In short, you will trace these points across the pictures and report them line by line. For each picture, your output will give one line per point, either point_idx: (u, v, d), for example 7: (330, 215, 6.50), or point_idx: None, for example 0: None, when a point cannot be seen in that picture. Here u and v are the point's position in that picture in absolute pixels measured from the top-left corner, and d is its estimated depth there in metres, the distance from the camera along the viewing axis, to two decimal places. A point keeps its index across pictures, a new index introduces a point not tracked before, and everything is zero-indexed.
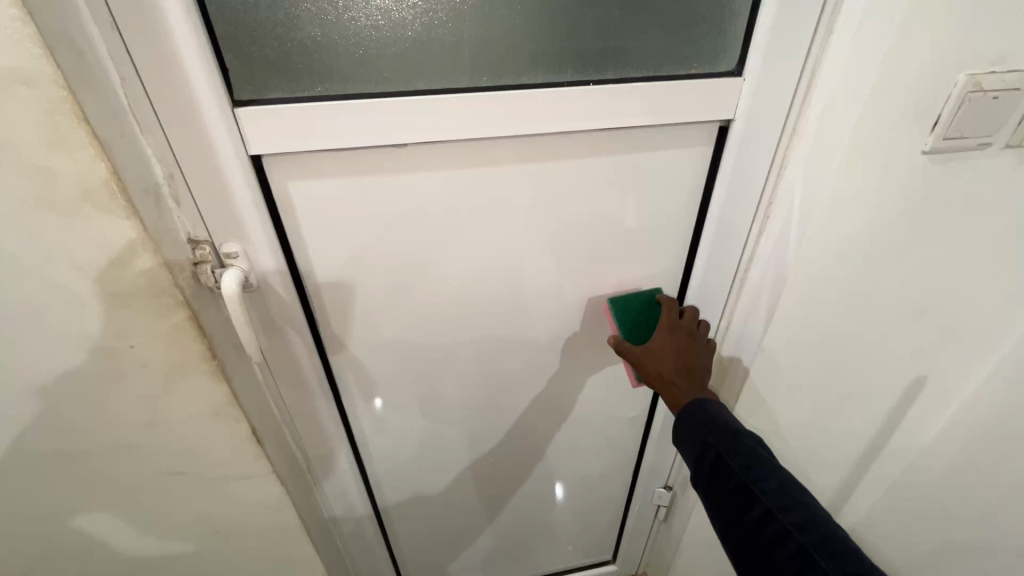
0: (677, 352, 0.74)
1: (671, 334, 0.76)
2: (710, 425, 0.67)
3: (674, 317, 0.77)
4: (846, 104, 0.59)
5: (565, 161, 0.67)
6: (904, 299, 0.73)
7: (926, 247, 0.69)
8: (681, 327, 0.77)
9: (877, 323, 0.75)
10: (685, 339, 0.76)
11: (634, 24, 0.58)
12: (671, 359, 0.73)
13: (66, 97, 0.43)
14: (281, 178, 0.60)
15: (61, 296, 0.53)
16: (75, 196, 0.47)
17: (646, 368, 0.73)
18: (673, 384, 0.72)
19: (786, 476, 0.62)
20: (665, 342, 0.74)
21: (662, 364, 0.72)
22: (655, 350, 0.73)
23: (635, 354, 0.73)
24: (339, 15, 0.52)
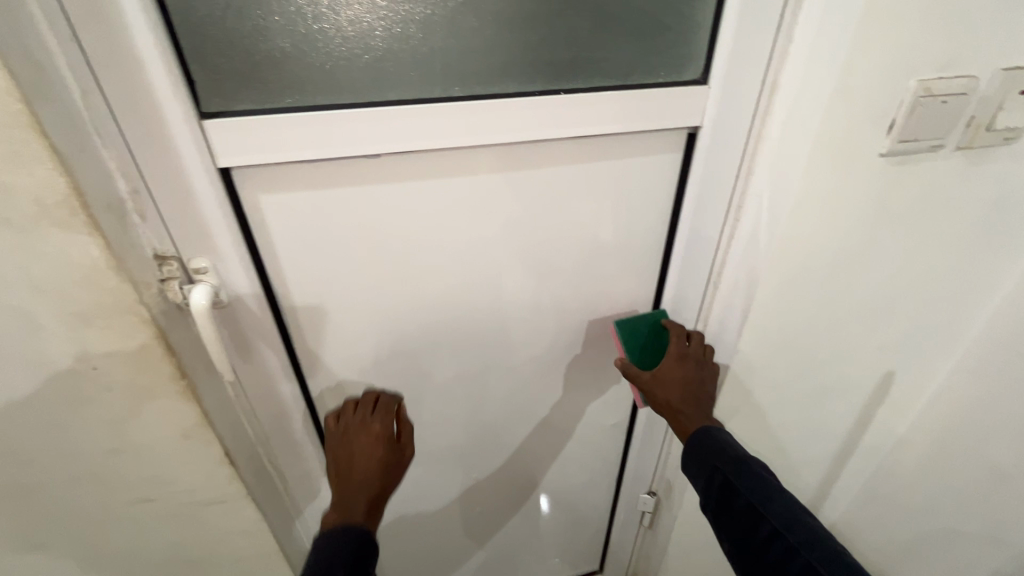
0: (687, 382, 0.75)
1: (679, 361, 0.76)
2: (715, 448, 0.68)
3: (681, 343, 0.78)
4: (808, 107, 0.60)
5: (540, 170, 0.67)
6: (870, 296, 0.76)
7: (889, 247, 0.72)
8: (690, 355, 0.77)
9: (846, 321, 0.78)
10: (693, 368, 0.76)
11: (602, 35, 0.59)
12: (679, 386, 0.74)
13: (23, 111, 0.42)
14: (252, 192, 0.58)
15: (19, 318, 0.51)
16: (32, 212, 0.46)
17: (654, 395, 0.75)
18: (681, 412, 0.73)
19: (791, 498, 0.62)
20: (673, 369, 0.76)
21: (669, 391, 0.74)
22: (663, 377, 0.75)
23: (644, 378, 0.75)
24: (309, 26, 0.52)
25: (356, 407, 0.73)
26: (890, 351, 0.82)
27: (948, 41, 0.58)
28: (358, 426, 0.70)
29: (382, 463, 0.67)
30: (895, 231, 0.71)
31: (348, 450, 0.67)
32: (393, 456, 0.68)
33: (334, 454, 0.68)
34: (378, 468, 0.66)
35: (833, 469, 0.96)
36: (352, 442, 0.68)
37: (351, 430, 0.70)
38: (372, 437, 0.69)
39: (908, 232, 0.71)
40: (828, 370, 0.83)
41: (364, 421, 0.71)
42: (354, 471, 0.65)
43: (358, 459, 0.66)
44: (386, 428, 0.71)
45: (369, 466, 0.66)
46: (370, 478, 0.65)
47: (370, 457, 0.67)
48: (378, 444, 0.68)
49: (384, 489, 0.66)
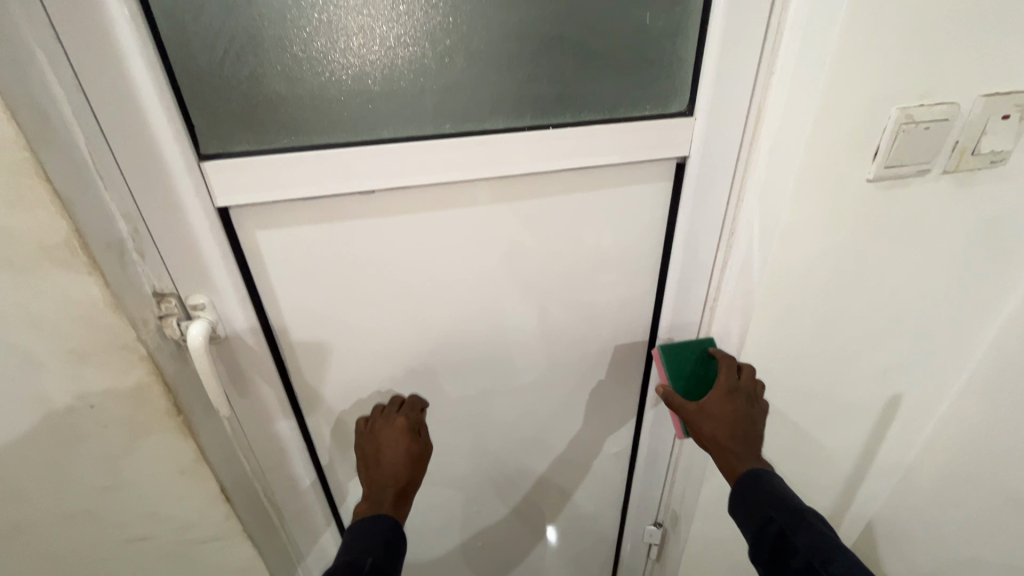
0: (736, 419, 0.70)
1: (728, 396, 0.72)
2: (771, 498, 0.66)
3: (732, 376, 0.73)
4: (792, 139, 0.61)
5: (533, 201, 0.68)
6: (871, 318, 0.76)
7: (886, 269, 0.72)
8: (741, 390, 0.72)
9: (847, 344, 0.78)
10: (743, 404, 0.71)
11: (588, 70, 0.61)
12: (727, 423, 0.70)
13: (27, 157, 0.43)
14: (249, 229, 0.60)
15: (19, 356, 0.52)
16: (34, 254, 0.47)
17: (700, 429, 0.72)
18: (729, 451, 0.70)
19: (857, 564, 0.59)
20: (723, 404, 0.71)
21: (717, 428, 0.71)
22: (711, 411, 0.71)
23: (689, 410, 0.72)
24: (304, 72, 0.54)
25: (382, 406, 0.76)
26: (894, 373, 0.82)
27: (928, 68, 0.59)
28: (382, 421, 0.73)
29: (408, 454, 0.69)
30: (891, 254, 0.71)
31: (375, 442, 0.71)
32: (417, 448, 0.70)
33: (362, 448, 0.71)
34: (404, 459, 0.69)
35: (844, 495, 0.94)
36: (377, 436, 0.71)
37: (376, 424, 0.72)
38: (396, 430, 0.71)
39: (903, 254, 0.71)
40: (833, 394, 0.82)
41: (387, 416, 0.73)
42: (381, 464, 0.68)
43: (385, 449, 0.70)
44: (409, 421, 0.73)
45: (395, 457, 0.69)
46: (397, 470, 0.68)
47: (395, 449, 0.69)
48: (402, 437, 0.70)
49: (411, 480, 0.69)
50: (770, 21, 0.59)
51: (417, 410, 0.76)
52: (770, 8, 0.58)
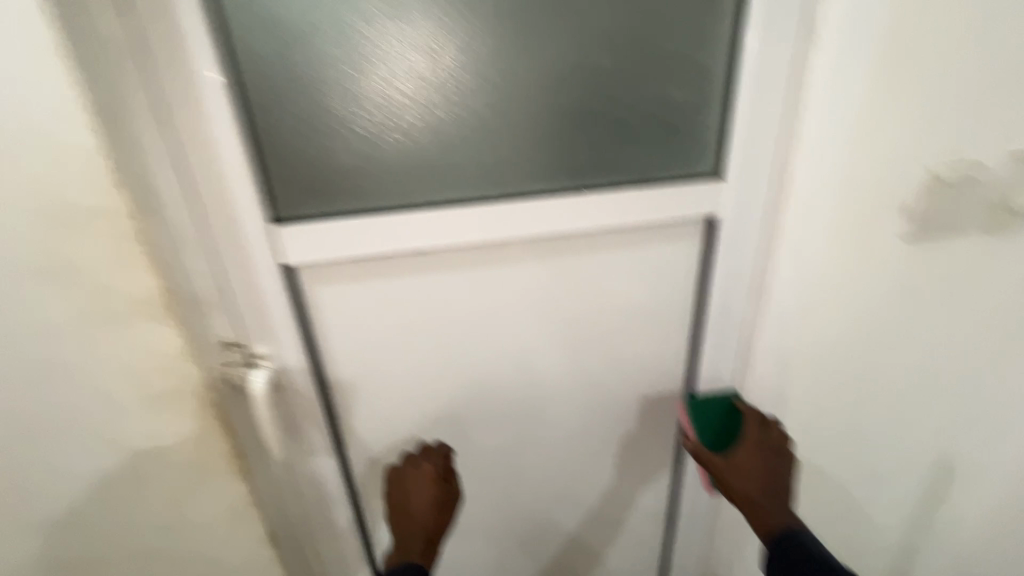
0: (766, 475, 0.70)
1: (755, 450, 0.72)
2: (808, 557, 0.62)
3: (759, 430, 0.73)
4: (822, 198, 0.68)
5: (570, 257, 0.72)
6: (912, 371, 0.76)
7: None
8: (768, 444, 0.73)
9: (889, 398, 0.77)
10: (771, 460, 0.72)
11: (622, 139, 0.65)
12: (756, 478, 0.70)
13: (132, 226, 0.52)
14: (311, 283, 0.65)
15: (105, 400, 0.57)
16: (130, 308, 0.55)
17: (731, 484, 0.71)
18: (761, 506, 0.68)
19: None
20: (750, 458, 0.71)
21: (747, 482, 0.70)
22: (740, 465, 0.71)
23: (718, 464, 0.72)
24: (366, 147, 0.60)
25: (411, 454, 0.76)
26: None
27: None
28: (410, 467, 0.74)
29: (434, 502, 0.70)
30: None
31: (403, 489, 0.72)
32: (444, 496, 0.71)
33: (391, 495, 0.72)
34: (431, 507, 0.70)
35: None
36: (405, 483, 0.72)
37: (404, 471, 0.74)
38: (423, 478, 0.72)
39: None
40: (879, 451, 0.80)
41: (415, 463, 0.74)
42: (410, 512, 0.70)
43: (414, 497, 0.71)
44: (437, 469, 0.74)
45: (422, 505, 0.70)
46: (425, 518, 0.69)
47: (422, 497, 0.71)
48: (430, 485, 0.72)
49: (439, 527, 0.70)
50: (793, 98, 0.63)
51: (444, 457, 0.75)
52: (786, 85, 0.62)
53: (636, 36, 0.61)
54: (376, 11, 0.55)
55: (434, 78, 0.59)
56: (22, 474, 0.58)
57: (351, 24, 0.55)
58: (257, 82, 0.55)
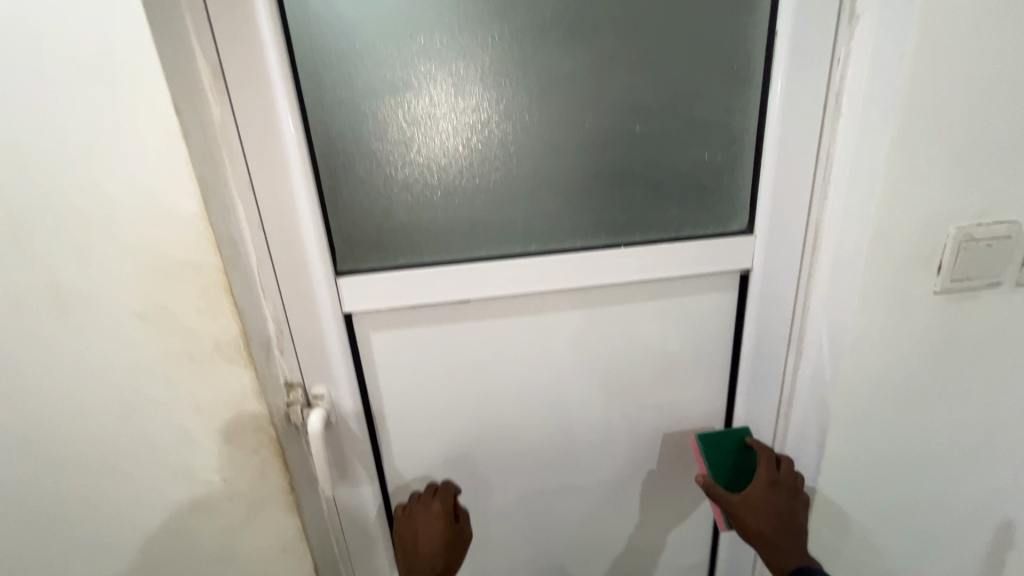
0: (778, 512, 0.71)
1: (769, 489, 0.73)
2: None
3: (772, 469, 0.75)
4: (851, 253, 0.67)
5: (606, 308, 0.75)
6: (950, 423, 0.76)
7: (960, 375, 0.73)
8: (781, 483, 0.74)
9: (927, 450, 0.78)
10: (783, 497, 0.73)
11: (656, 198, 0.70)
12: (771, 516, 0.71)
13: (220, 276, 0.56)
14: (366, 328, 0.71)
15: (180, 433, 0.63)
16: (210, 349, 0.59)
17: (745, 522, 0.71)
18: (777, 545, 0.70)
19: None
20: (765, 496, 0.72)
21: (763, 521, 0.71)
22: (755, 503, 0.72)
23: (733, 502, 0.72)
24: (419, 207, 0.66)
25: (419, 492, 0.79)
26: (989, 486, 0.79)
27: (976, 194, 0.64)
28: (422, 507, 0.76)
29: (445, 540, 0.74)
30: (965, 361, 0.73)
31: (415, 528, 0.74)
32: (452, 534, 0.75)
33: (402, 534, 0.75)
34: (440, 545, 0.74)
35: None
36: (415, 521, 0.75)
37: (415, 509, 0.76)
38: (433, 515, 0.75)
39: (976, 362, 0.73)
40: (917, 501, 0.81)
41: (425, 502, 0.77)
42: (419, 549, 0.73)
43: (423, 535, 0.74)
44: (445, 507, 0.77)
45: (434, 545, 0.73)
46: (434, 556, 0.73)
47: (433, 536, 0.74)
48: (439, 523, 0.75)
49: (447, 563, 0.74)
50: (819, 155, 0.68)
51: (451, 494, 0.79)
52: (816, 148, 0.67)
53: (668, 108, 0.66)
54: (434, 91, 0.62)
55: (484, 146, 0.65)
56: (107, 495, 0.64)
57: (412, 102, 0.62)
58: (329, 154, 0.63)
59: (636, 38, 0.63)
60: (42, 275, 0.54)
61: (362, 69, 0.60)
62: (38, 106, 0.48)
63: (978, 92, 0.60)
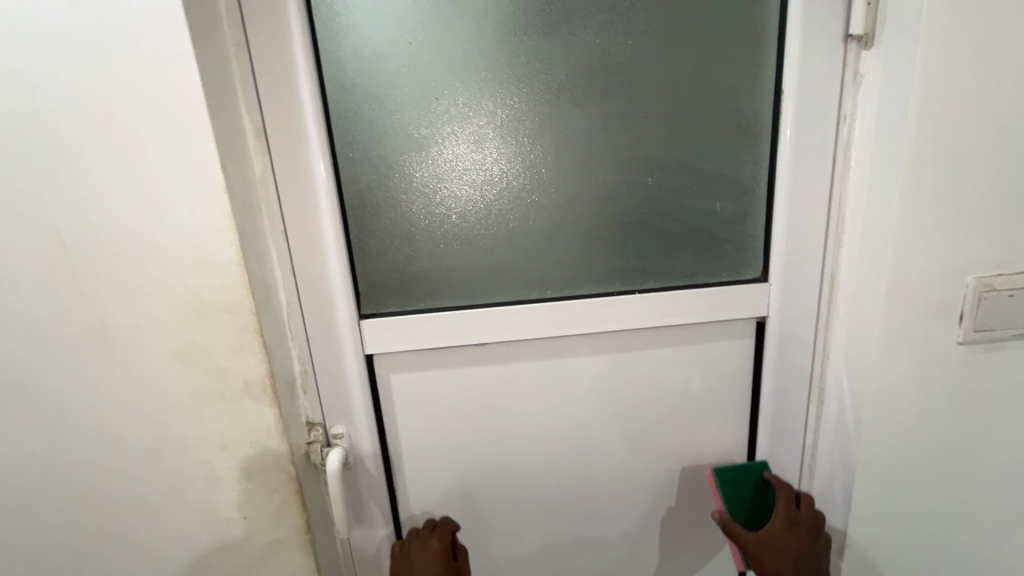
0: (797, 554, 0.68)
1: (788, 529, 0.69)
2: None
3: (792, 508, 0.71)
4: (867, 302, 0.68)
5: (622, 353, 0.76)
6: (985, 478, 0.73)
7: (992, 427, 0.71)
8: (801, 523, 0.70)
9: (963, 506, 0.74)
10: (803, 538, 0.69)
11: (669, 247, 0.71)
12: (790, 559, 0.68)
13: (252, 320, 0.59)
14: (386, 370, 0.73)
15: (205, 470, 0.65)
16: (239, 389, 0.62)
17: (762, 564, 0.68)
18: None
19: None
20: (784, 537, 0.69)
21: (781, 563, 0.68)
22: (773, 544, 0.68)
23: (750, 542, 0.69)
24: (440, 253, 0.69)
25: (416, 529, 0.77)
26: None
27: (995, 244, 0.64)
28: (418, 546, 0.73)
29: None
30: (995, 413, 0.70)
31: (410, 568, 0.71)
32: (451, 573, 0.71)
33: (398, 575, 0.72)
34: None
35: None
36: (412, 560, 0.72)
37: (411, 549, 0.73)
38: (431, 554, 0.72)
39: (1008, 414, 0.70)
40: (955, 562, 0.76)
41: (422, 539, 0.74)
42: None
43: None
44: (443, 544, 0.74)
45: None
46: None
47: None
48: (438, 562, 0.71)
49: None
50: (831, 207, 0.70)
51: (449, 531, 0.76)
52: (827, 198, 0.70)
53: (679, 162, 0.69)
54: (456, 147, 0.67)
55: (502, 196, 0.68)
56: (134, 527, 0.67)
57: (435, 157, 0.67)
58: (357, 205, 0.67)
59: (646, 97, 0.67)
60: (93, 316, 0.59)
61: (390, 128, 0.65)
62: (103, 165, 0.54)
63: (989, 146, 0.61)
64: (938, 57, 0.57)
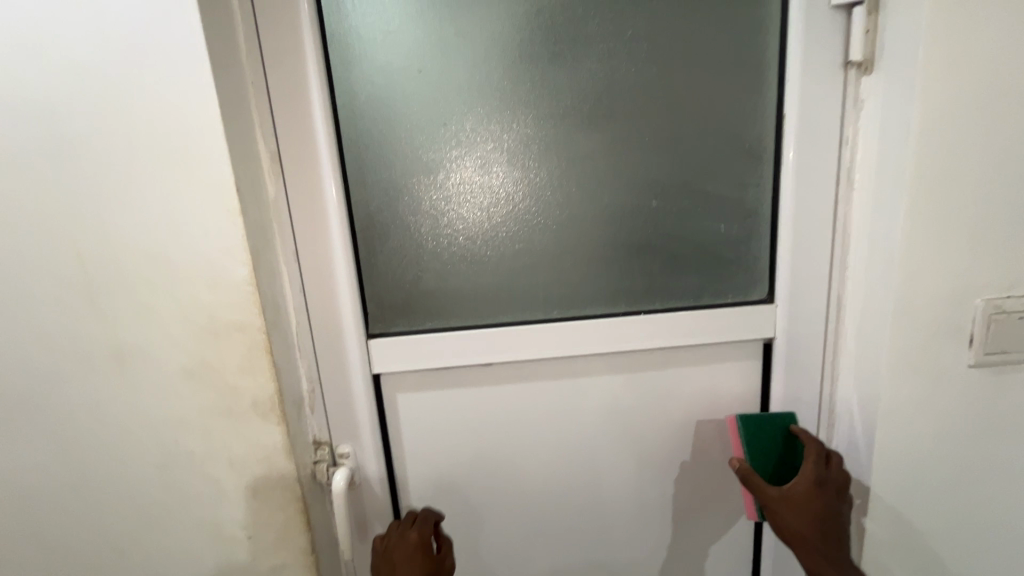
0: (822, 514, 0.66)
1: (816, 488, 0.66)
2: None
3: (822, 467, 0.68)
4: (876, 324, 0.67)
5: (628, 373, 0.76)
6: (1002, 504, 0.71)
7: (1007, 452, 0.70)
8: (830, 483, 0.67)
9: (981, 533, 0.72)
10: (830, 498, 0.66)
11: (674, 269, 0.72)
12: (813, 518, 0.65)
13: (262, 337, 0.60)
14: (393, 389, 0.74)
15: (212, 487, 0.65)
16: (247, 407, 0.63)
17: (779, 517, 0.66)
18: (815, 549, 0.65)
19: None
20: (810, 496, 0.66)
21: (803, 521, 0.65)
22: (797, 503, 0.66)
23: (771, 497, 0.66)
24: (447, 274, 0.70)
25: (397, 521, 0.73)
26: None
27: (1003, 266, 0.64)
28: (396, 537, 0.70)
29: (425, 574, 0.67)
30: (1010, 437, 0.69)
31: (390, 564, 0.68)
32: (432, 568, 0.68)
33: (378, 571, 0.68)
34: None
35: None
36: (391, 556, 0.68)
37: (390, 542, 0.69)
38: (410, 548, 0.68)
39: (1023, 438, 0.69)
40: None
41: (401, 531, 0.71)
42: None
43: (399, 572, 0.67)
44: (423, 536, 0.70)
45: None
46: None
47: (412, 571, 0.67)
48: (418, 557, 0.68)
49: None
50: (835, 230, 0.70)
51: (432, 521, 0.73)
52: (833, 221, 0.70)
53: (683, 185, 0.70)
54: (463, 172, 0.68)
55: (507, 219, 0.70)
56: (141, 543, 0.67)
57: (443, 182, 0.68)
58: (367, 226, 0.69)
59: (649, 124, 0.68)
60: (108, 334, 0.60)
61: (400, 154, 0.67)
62: (124, 187, 0.56)
63: (992, 170, 0.61)
64: (939, 84, 0.58)
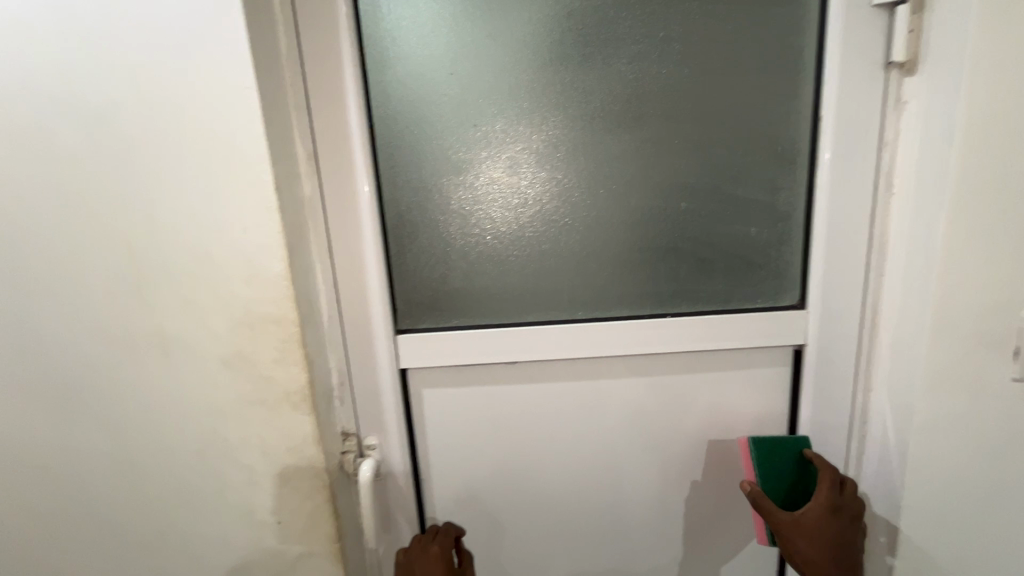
0: (834, 540, 0.66)
1: (829, 515, 0.66)
2: None
3: (835, 492, 0.67)
4: (914, 333, 0.65)
5: (653, 375, 0.75)
6: None
7: None
8: (843, 509, 0.67)
9: None
10: (842, 524, 0.66)
11: (702, 272, 0.71)
12: (825, 545, 0.65)
13: (295, 331, 0.63)
14: (419, 384, 0.75)
15: (246, 473, 0.68)
16: (280, 397, 0.65)
17: (792, 542, 0.66)
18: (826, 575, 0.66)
19: None
20: (823, 523, 0.66)
21: (815, 547, 0.65)
22: (809, 529, 0.66)
23: (783, 523, 0.66)
24: (474, 272, 0.71)
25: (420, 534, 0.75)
26: None
27: None
28: (418, 550, 0.72)
29: None
30: None
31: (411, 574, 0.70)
32: None
33: None
34: None
35: None
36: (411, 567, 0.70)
37: (411, 553, 0.72)
38: (430, 560, 0.70)
39: None
40: None
41: (423, 543, 0.73)
42: None
43: None
44: (443, 550, 0.72)
45: None
46: None
47: None
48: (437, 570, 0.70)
49: None
50: (873, 235, 0.68)
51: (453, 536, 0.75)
52: (870, 226, 0.68)
53: (713, 188, 0.69)
54: (492, 172, 0.69)
55: (534, 219, 0.70)
56: (180, 524, 0.70)
57: (472, 181, 0.69)
58: (398, 225, 0.70)
59: (680, 126, 0.68)
60: (154, 325, 0.64)
61: (431, 153, 0.68)
62: (171, 187, 0.59)
63: None
64: (986, 86, 0.56)
